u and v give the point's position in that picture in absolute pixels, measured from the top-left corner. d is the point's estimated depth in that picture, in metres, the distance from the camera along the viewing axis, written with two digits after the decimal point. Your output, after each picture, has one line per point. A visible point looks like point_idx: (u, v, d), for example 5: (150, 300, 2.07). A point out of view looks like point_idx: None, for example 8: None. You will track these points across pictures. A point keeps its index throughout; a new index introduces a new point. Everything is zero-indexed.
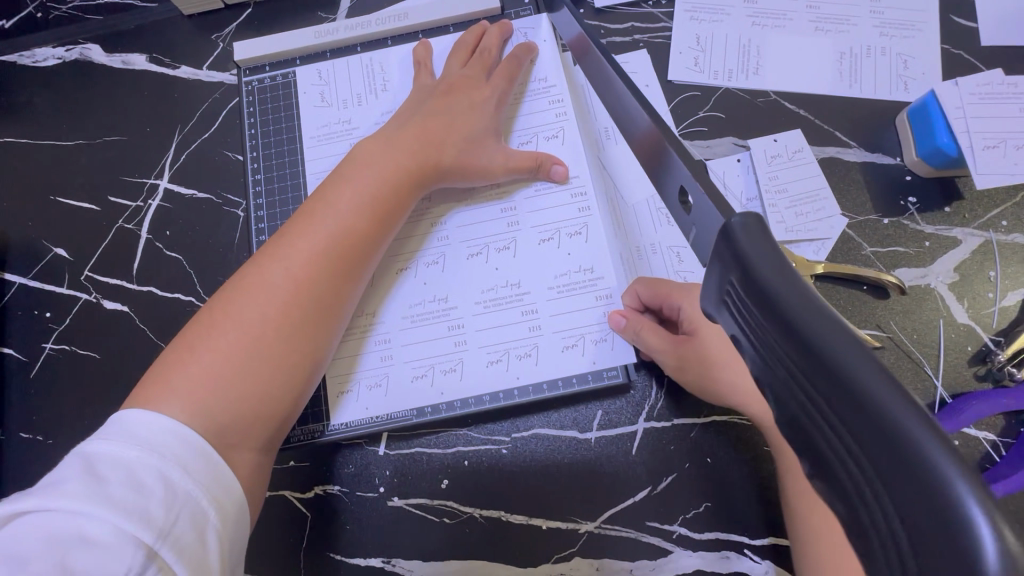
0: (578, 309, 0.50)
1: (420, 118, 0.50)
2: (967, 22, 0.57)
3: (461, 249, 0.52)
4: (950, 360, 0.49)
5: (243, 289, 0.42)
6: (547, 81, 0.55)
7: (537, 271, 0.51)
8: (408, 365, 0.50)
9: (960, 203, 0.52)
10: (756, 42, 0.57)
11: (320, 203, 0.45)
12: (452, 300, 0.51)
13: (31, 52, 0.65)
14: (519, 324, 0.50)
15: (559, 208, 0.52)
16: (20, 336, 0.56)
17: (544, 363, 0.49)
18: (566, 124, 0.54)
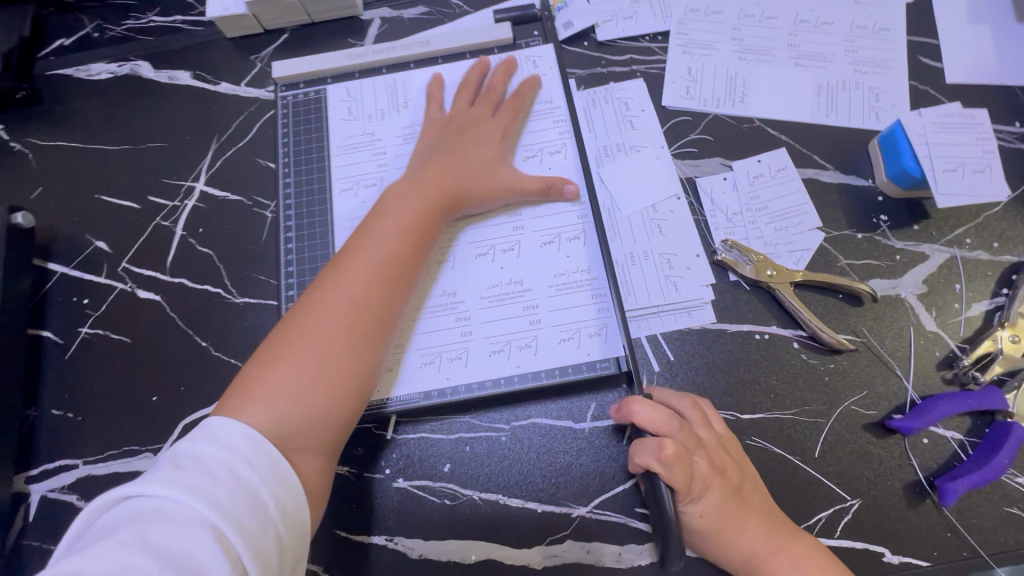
0: (575, 305, 0.55)
1: (440, 156, 0.56)
2: (933, 62, 0.63)
3: (470, 249, 0.57)
4: (918, 364, 0.53)
5: (307, 310, 0.46)
6: (552, 104, 0.61)
7: (539, 271, 0.56)
8: (416, 352, 0.54)
9: (926, 222, 0.57)
10: (742, 75, 0.63)
11: (367, 231, 0.51)
12: (459, 294, 0.56)
13: (86, 67, 0.71)
14: (521, 319, 0.55)
15: (559, 216, 0.57)
16: (58, 320, 0.61)
17: (543, 353, 0.53)
18: (567, 143, 0.60)
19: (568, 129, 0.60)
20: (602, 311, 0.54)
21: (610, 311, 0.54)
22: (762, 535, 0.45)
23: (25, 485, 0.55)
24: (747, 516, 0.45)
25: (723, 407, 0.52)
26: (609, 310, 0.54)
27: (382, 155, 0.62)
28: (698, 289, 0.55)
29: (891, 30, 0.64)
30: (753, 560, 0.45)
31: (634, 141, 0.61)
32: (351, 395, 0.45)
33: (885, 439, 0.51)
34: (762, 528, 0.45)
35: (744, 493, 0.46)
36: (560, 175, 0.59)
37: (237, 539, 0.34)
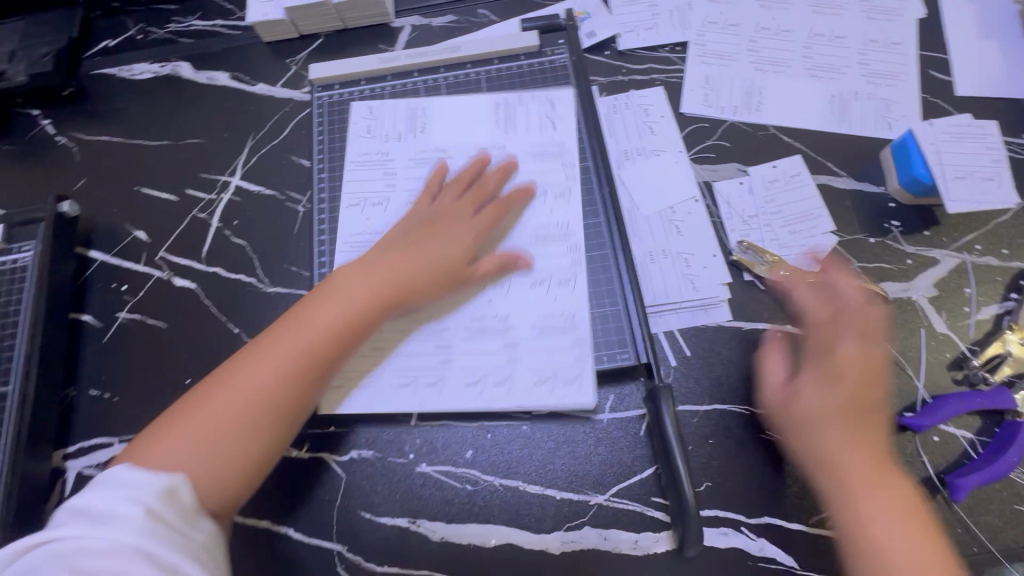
0: (580, 313, 0.55)
1: (402, 245, 0.55)
2: (943, 76, 0.65)
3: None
4: (930, 364, 0.54)
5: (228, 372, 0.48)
6: (562, 147, 0.61)
7: (525, 309, 0.56)
8: (395, 373, 0.55)
9: (937, 227, 0.59)
10: (758, 84, 0.66)
11: (313, 303, 0.51)
12: (445, 320, 0.56)
13: (130, 67, 0.75)
14: (499, 355, 0.55)
15: (568, 220, 0.58)
16: (98, 305, 0.63)
17: (548, 357, 0.54)
18: (572, 188, 0.59)
19: (575, 177, 0.59)
20: (582, 359, 0.54)
21: (590, 362, 0.54)
22: (860, 460, 0.46)
23: (64, 461, 0.57)
24: (849, 433, 0.47)
25: (738, 402, 0.54)
26: (589, 360, 0.54)
27: (394, 171, 0.63)
28: (714, 287, 0.57)
29: (903, 44, 0.66)
30: (843, 479, 0.46)
31: (654, 145, 0.64)
32: (232, 482, 0.45)
33: (898, 437, 0.52)
34: (863, 455, 0.46)
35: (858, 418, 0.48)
36: (559, 219, 0.58)
37: (165, 552, 0.38)
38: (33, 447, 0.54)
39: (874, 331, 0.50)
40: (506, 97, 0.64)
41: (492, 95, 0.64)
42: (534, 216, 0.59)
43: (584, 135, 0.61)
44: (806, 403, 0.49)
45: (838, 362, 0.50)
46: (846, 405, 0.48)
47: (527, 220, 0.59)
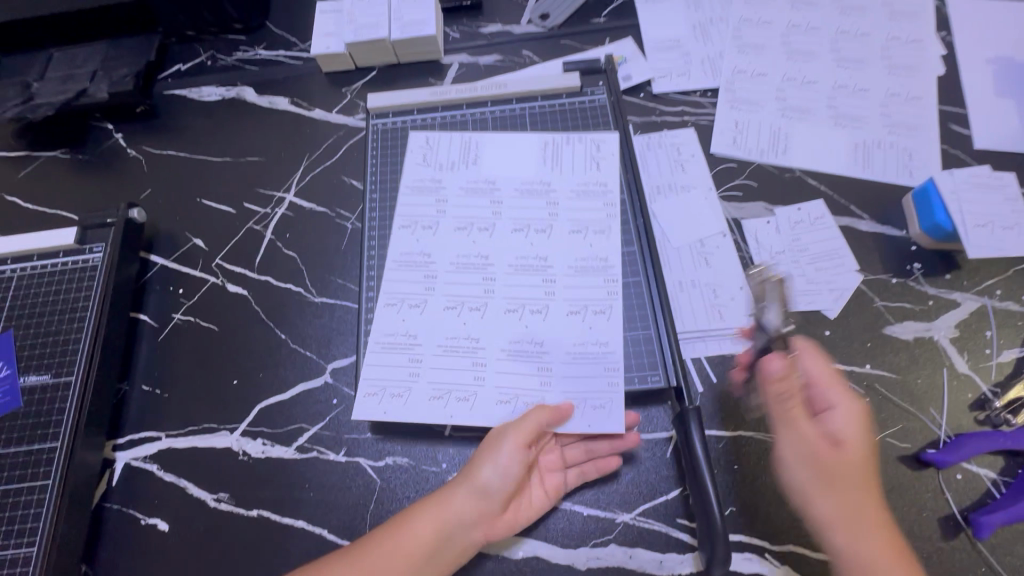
0: (609, 337, 0.58)
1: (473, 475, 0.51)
2: (962, 129, 0.69)
3: (501, 303, 0.61)
4: (952, 404, 0.55)
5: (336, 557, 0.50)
6: (604, 189, 0.65)
7: (559, 336, 0.58)
8: (429, 384, 0.58)
9: (958, 271, 0.61)
10: (785, 130, 0.70)
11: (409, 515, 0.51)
12: (481, 340, 0.59)
13: (198, 89, 0.82)
14: (533, 376, 0.57)
15: (602, 249, 0.62)
16: (155, 306, 0.67)
17: (579, 379, 0.57)
18: (613, 227, 0.63)
19: (615, 217, 0.63)
20: (613, 386, 0.56)
21: (620, 389, 0.56)
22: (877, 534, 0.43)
23: (114, 452, 0.60)
24: (875, 493, 0.46)
25: (763, 430, 0.56)
26: (619, 388, 0.56)
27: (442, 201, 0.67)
28: (742, 318, 0.60)
29: (923, 98, 0.70)
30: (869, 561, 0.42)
31: (685, 183, 0.67)
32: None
33: (921, 472, 0.53)
34: (888, 519, 0.45)
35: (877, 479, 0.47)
36: (597, 255, 0.61)
37: None
38: (90, 437, 0.58)
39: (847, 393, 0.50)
40: (554, 137, 0.68)
41: (540, 135, 0.69)
42: (574, 250, 0.62)
43: (622, 169, 0.66)
44: (820, 465, 0.46)
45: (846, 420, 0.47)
46: (859, 476, 0.46)
47: (567, 254, 0.62)
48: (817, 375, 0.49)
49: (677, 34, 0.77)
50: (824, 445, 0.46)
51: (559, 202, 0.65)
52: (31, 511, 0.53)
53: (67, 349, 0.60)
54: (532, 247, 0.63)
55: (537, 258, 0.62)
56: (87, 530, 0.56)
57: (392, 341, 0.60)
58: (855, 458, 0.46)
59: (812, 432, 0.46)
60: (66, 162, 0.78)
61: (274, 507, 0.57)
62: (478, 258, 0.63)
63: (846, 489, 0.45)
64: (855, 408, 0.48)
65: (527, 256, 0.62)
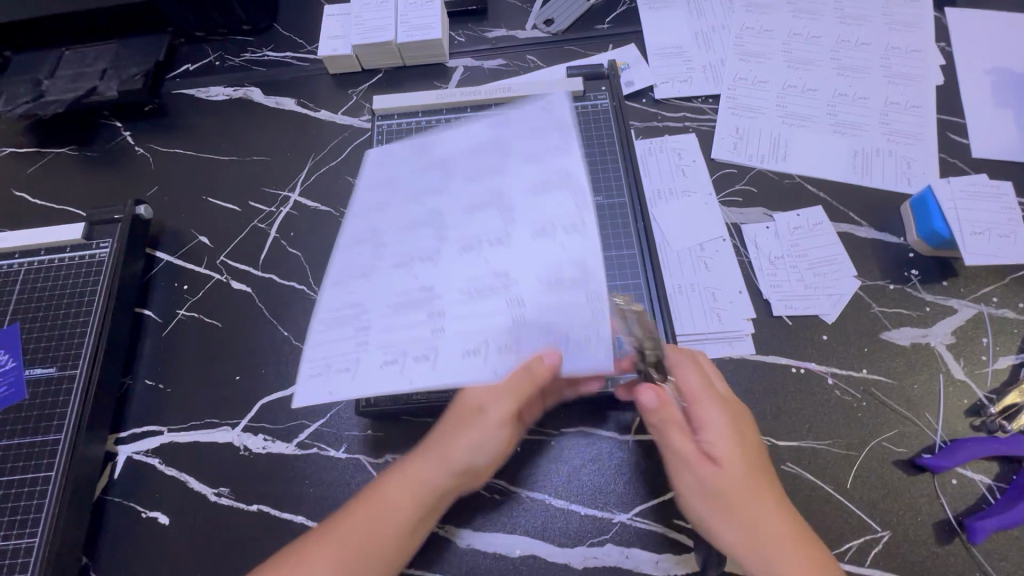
0: (581, 253, 0.44)
1: (445, 441, 0.48)
2: (960, 138, 0.69)
3: (453, 237, 0.46)
4: (948, 410, 0.56)
5: (310, 539, 0.45)
6: (555, 115, 0.49)
7: (525, 263, 0.44)
8: (380, 350, 0.43)
9: (955, 278, 0.62)
10: (785, 137, 0.71)
11: (376, 492, 0.47)
12: (432, 287, 0.45)
13: (206, 89, 0.83)
14: (502, 316, 0.44)
15: (554, 156, 0.48)
16: (159, 302, 0.68)
17: (557, 306, 0.43)
18: (572, 140, 0.48)
19: (574, 130, 0.48)
20: (598, 316, 0.43)
21: (606, 318, 0.43)
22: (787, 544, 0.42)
23: (116, 445, 0.61)
24: (769, 501, 0.44)
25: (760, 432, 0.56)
26: (605, 316, 0.43)
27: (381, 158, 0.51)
28: (739, 322, 0.61)
29: (922, 107, 0.71)
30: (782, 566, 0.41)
31: (686, 187, 0.68)
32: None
33: (916, 476, 0.53)
34: (787, 524, 0.43)
35: (771, 483, 0.45)
36: (556, 167, 0.47)
37: None
38: (93, 430, 0.58)
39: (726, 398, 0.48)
40: None
41: None
42: (525, 163, 0.48)
43: (624, 170, 0.66)
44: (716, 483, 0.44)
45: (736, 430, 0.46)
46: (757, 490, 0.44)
47: (519, 170, 0.48)
48: (692, 389, 0.47)
49: (679, 41, 0.78)
50: (702, 466, 0.44)
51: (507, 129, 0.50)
52: (34, 502, 0.54)
53: (72, 343, 0.61)
54: (478, 173, 0.49)
55: (487, 183, 0.48)
56: (89, 522, 0.57)
57: (328, 307, 0.44)
58: (735, 473, 0.44)
59: (688, 453, 0.45)
60: (74, 159, 0.79)
61: (274, 502, 0.57)
62: (422, 196, 0.48)
63: (731, 508, 0.43)
64: (729, 415, 0.46)
65: (477, 182, 0.48)
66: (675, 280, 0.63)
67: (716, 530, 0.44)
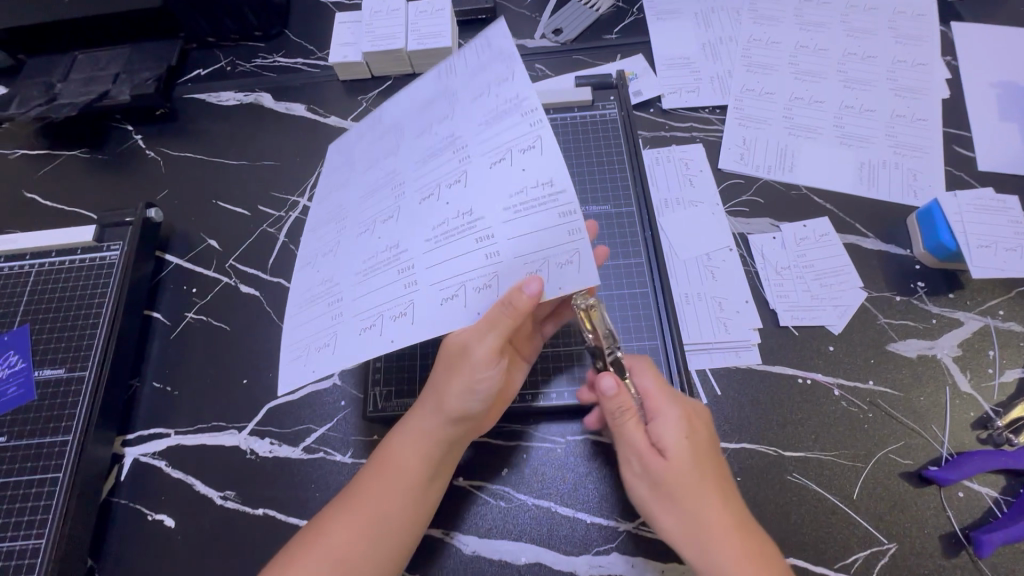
0: (539, 169, 0.40)
1: (438, 392, 0.49)
2: (967, 151, 0.70)
3: (414, 195, 0.47)
4: (954, 423, 0.56)
5: (337, 509, 0.48)
6: (494, 47, 0.44)
7: (485, 198, 0.42)
8: (355, 319, 0.46)
9: (961, 291, 0.62)
10: (791, 148, 0.71)
11: (390, 450, 0.50)
12: (402, 244, 0.46)
13: (217, 94, 0.83)
14: (474, 255, 0.42)
15: (498, 74, 0.43)
16: (168, 304, 0.69)
17: (520, 234, 0.41)
18: (514, 58, 0.42)
19: (516, 52, 0.42)
20: (574, 233, 0.40)
21: (583, 232, 0.40)
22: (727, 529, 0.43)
23: (123, 447, 0.61)
24: (716, 495, 0.44)
25: (766, 442, 0.56)
26: (582, 232, 0.40)
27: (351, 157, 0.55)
28: (746, 332, 0.61)
29: (929, 120, 0.72)
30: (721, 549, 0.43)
31: (693, 197, 0.69)
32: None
33: (922, 489, 0.53)
34: (732, 515, 0.44)
35: (721, 475, 0.46)
36: (505, 94, 0.43)
37: None
38: (101, 432, 0.59)
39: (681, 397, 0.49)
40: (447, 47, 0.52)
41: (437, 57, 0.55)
42: (475, 97, 0.45)
43: (632, 180, 0.66)
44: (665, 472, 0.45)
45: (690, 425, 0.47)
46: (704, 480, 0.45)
47: (469, 106, 0.45)
48: (648, 388, 0.49)
49: (687, 52, 0.79)
50: (650, 458, 0.46)
51: (452, 82, 0.47)
52: (41, 503, 0.54)
53: (81, 345, 0.61)
54: (434, 130, 0.47)
55: (442, 135, 0.46)
56: (95, 524, 0.57)
57: (312, 294, 0.51)
58: (681, 467, 0.45)
59: (638, 444, 0.47)
60: (86, 162, 0.79)
61: (279, 506, 0.57)
62: (387, 174, 0.50)
63: (673, 499, 0.45)
64: (682, 411, 0.47)
65: (431, 137, 0.47)
66: (682, 289, 0.63)
67: (660, 516, 0.46)
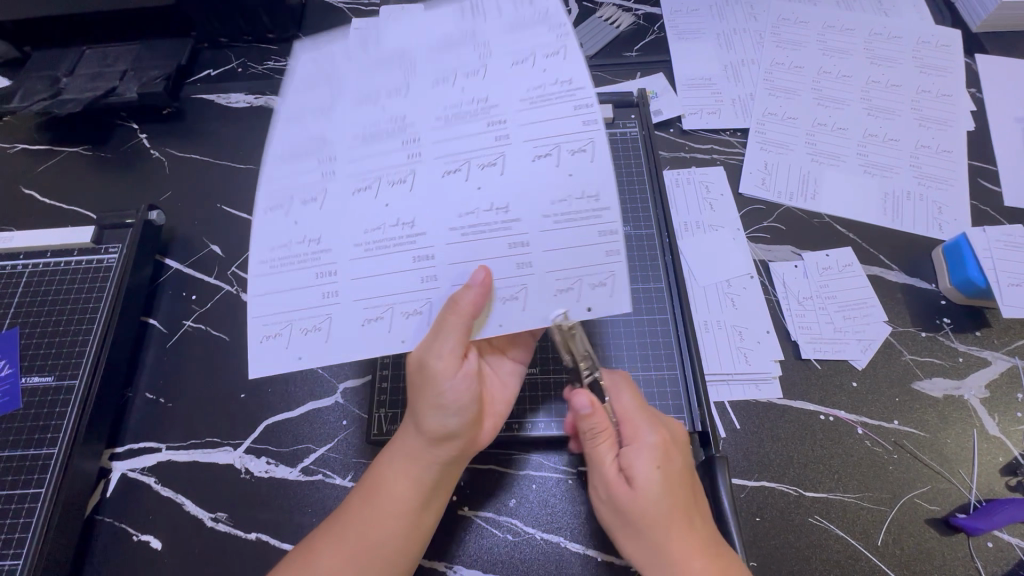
0: (589, 180, 0.41)
1: (415, 415, 0.46)
2: (992, 186, 0.69)
3: (435, 166, 0.42)
4: (983, 469, 0.54)
5: (324, 533, 0.46)
6: (537, 8, 0.44)
7: (526, 194, 0.41)
8: (358, 305, 0.42)
9: (988, 330, 0.60)
10: (814, 175, 0.70)
11: (380, 474, 0.47)
12: (419, 224, 0.41)
13: (227, 95, 0.81)
14: (506, 260, 0.41)
15: (555, 66, 0.42)
16: (166, 311, 0.66)
17: (556, 243, 0.41)
18: (569, 42, 0.42)
19: (570, 28, 0.43)
20: (612, 255, 0.41)
21: (622, 255, 0.41)
22: (699, 562, 0.42)
23: (111, 461, 0.58)
24: (681, 521, 0.43)
25: (786, 481, 0.54)
26: (619, 253, 0.41)
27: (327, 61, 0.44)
28: (767, 363, 0.59)
29: (954, 152, 0.70)
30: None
31: (713, 221, 0.67)
32: None
33: (949, 537, 0.51)
34: (698, 543, 0.42)
35: (690, 499, 0.44)
36: (557, 77, 0.42)
37: None
38: (89, 446, 0.55)
39: (656, 417, 0.48)
40: None
41: None
42: (522, 79, 0.42)
43: (652, 201, 0.64)
44: (637, 499, 0.43)
45: (668, 451, 0.45)
46: (678, 512, 0.43)
47: (515, 84, 0.42)
48: (622, 409, 0.47)
49: (709, 73, 0.78)
50: (616, 484, 0.45)
51: (489, 40, 0.43)
52: (19, 521, 0.51)
53: (73, 351, 0.58)
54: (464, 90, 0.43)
55: (475, 99, 0.42)
56: (76, 544, 0.54)
57: (289, 254, 0.42)
58: (649, 497, 0.43)
59: (606, 471, 0.46)
60: (87, 160, 0.77)
61: (274, 530, 0.54)
62: (400, 130, 0.42)
63: (632, 525, 0.44)
64: (658, 436, 0.46)
65: (460, 99, 0.42)
66: (699, 314, 0.61)
67: (623, 538, 0.46)
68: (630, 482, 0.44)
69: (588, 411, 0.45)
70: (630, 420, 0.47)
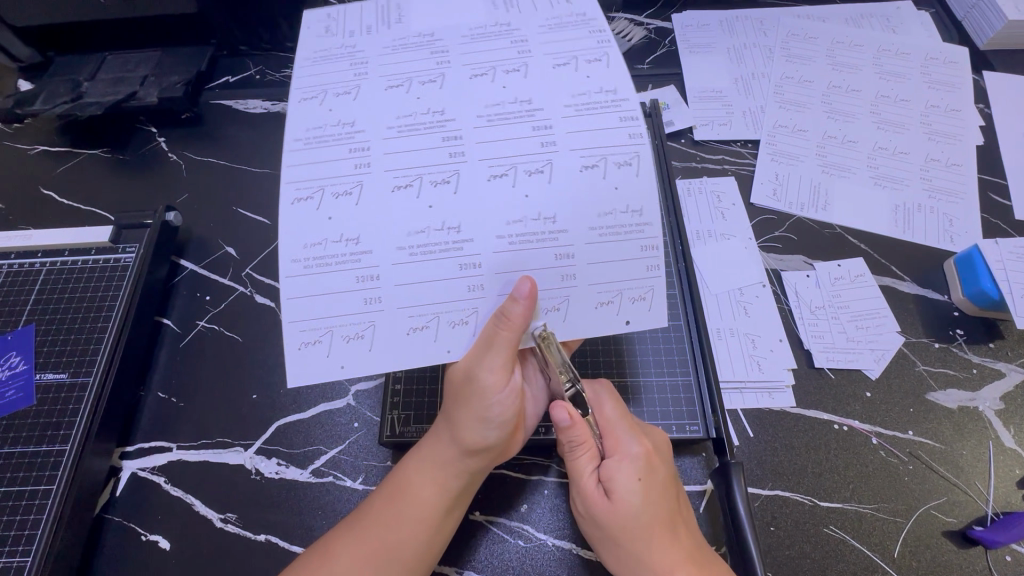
0: (635, 194, 0.42)
1: (451, 422, 0.47)
2: (1002, 199, 0.69)
3: (481, 168, 0.42)
4: (1000, 481, 0.53)
5: (341, 536, 0.45)
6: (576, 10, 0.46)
7: (574, 206, 0.42)
8: (402, 313, 0.41)
9: (1001, 341, 0.60)
10: (825, 186, 0.70)
11: (406, 477, 0.47)
12: (466, 230, 0.41)
13: (245, 101, 0.83)
14: (552, 271, 0.42)
15: (598, 73, 0.44)
16: (180, 311, 0.66)
17: (598, 257, 0.42)
18: (610, 49, 0.45)
19: (608, 32, 0.45)
20: (653, 270, 0.43)
21: (661, 270, 0.43)
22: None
23: (121, 460, 0.58)
24: (662, 535, 0.43)
25: (802, 491, 0.53)
26: (660, 269, 0.43)
27: (361, 61, 0.45)
28: (780, 372, 0.59)
29: (964, 166, 0.71)
30: None
31: (725, 230, 0.67)
32: None
33: (967, 550, 0.50)
34: (681, 558, 0.43)
35: (672, 511, 0.44)
36: (602, 85, 0.44)
37: None
38: (101, 444, 0.55)
39: (640, 427, 0.48)
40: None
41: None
42: (565, 87, 0.44)
43: (664, 209, 0.65)
44: (619, 513, 0.44)
45: (653, 463, 0.45)
46: (659, 526, 0.43)
47: (558, 92, 0.44)
48: (604, 419, 0.47)
49: (720, 86, 0.79)
50: (595, 499, 0.45)
51: (526, 37, 0.45)
52: (30, 517, 0.50)
53: (87, 349, 0.59)
54: (504, 89, 0.44)
55: (517, 101, 0.43)
56: (85, 543, 0.53)
57: (321, 253, 0.41)
58: (629, 510, 0.44)
59: (584, 483, 0.46)
60: (106, 162, 0.78)
61: (283, 532, 0.54)
62: (446, 134, 0.42)
63: (614, 538, 0.44)
64: (641, 448, 0.46)
65: (501, 99, 0.43)
66: (711, 322, 0.61)
67: (604, 552, 0.46)
68: (614, 496, 0.44)
69: (568, 425, 0.45)
70: (611, 432, 0.47)
